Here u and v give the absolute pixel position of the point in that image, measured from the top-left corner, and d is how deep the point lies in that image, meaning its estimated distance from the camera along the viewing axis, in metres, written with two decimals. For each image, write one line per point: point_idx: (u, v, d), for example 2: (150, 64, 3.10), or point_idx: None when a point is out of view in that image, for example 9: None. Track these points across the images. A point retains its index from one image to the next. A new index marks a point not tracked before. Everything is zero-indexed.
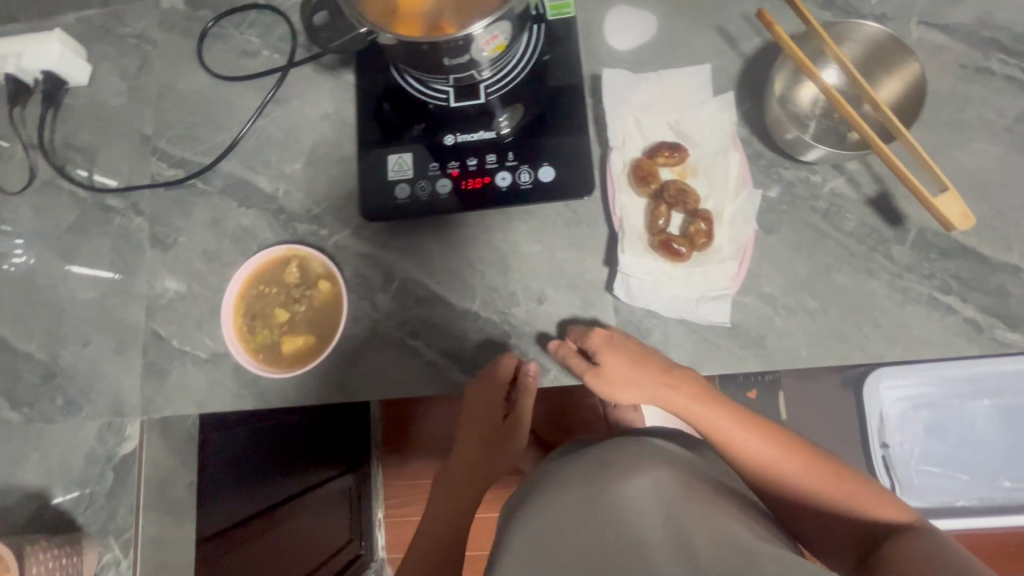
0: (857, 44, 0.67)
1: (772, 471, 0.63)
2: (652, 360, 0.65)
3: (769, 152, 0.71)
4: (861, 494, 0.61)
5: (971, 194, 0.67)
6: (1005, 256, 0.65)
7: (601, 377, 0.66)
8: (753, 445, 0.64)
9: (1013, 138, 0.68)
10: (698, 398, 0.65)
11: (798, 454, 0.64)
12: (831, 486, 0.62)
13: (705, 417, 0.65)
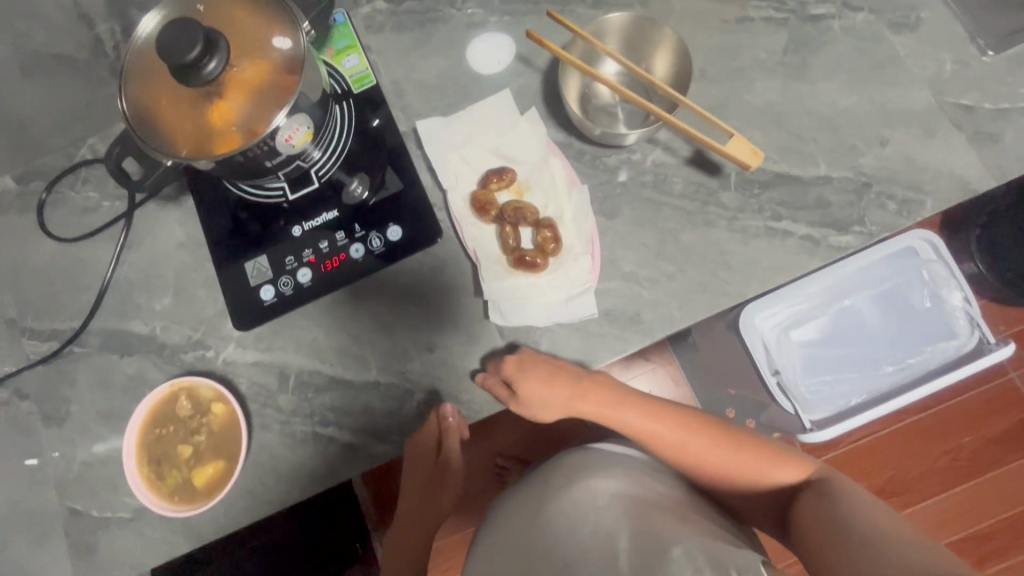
0: (614, 35, 0.77)
1: (695, 452, 0.70)
2: (573, 380, 0.70)
3: (588, 147, 0.76)
4: (772, 457, 0.69)
5: (770, 128, 0.74)
6: (814, 171, 0.72)
7: (525, 407, 0.70)
8: (672, 434, 0.71)
9: (787, 69, 0.75)
10: (617, 404, 0.72)
11: (713, 435, 0.70)
12: (746, 458, 0.69)
13: (626, 420, 0.72)
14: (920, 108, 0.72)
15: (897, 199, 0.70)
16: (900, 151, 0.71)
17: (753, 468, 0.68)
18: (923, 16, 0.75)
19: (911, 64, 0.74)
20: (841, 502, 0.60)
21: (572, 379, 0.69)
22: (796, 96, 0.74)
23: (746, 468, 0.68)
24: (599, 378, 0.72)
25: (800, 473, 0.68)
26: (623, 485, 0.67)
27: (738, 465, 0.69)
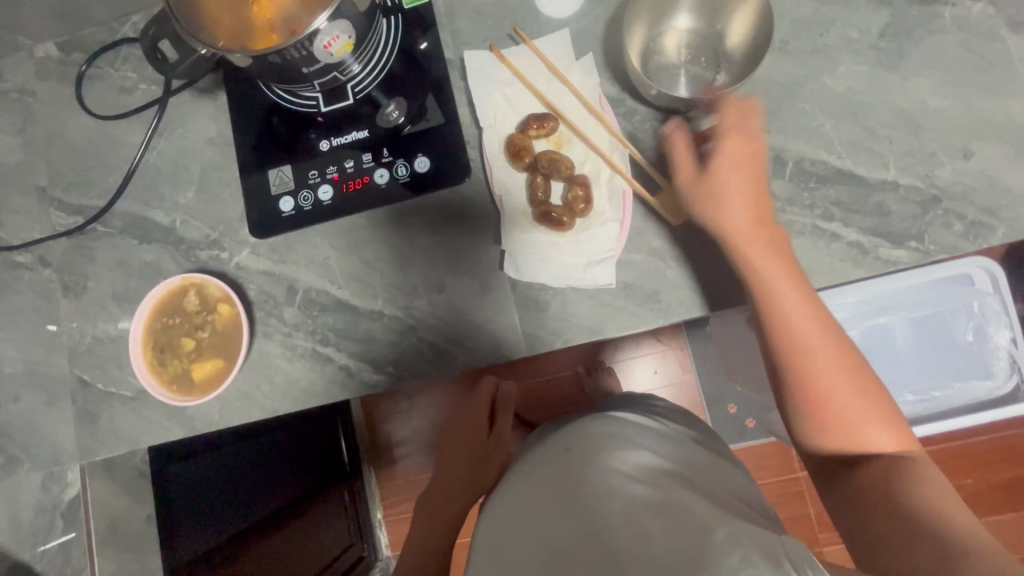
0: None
1: (817, 357, 0.57)
2: (767, 267, 0.59)
3: (641, 108, 0.70)
4: (875, 409, 0.55)
5: (843, 118, 0.67)
6: (882, 175, 0.66)
7: (771, 265, 0.59)
8: (808, 323, 0.58)
9: (878, 55, 0.68)
10: (797, 286, 0.58)
11: (833, 346, 0.58)
12: (846, 392, 0.56)
13: (768, 274, 0.59)
14: (1019, 123, 0.64)
15: (966, 220, 0.64)
16: (983, 167, 0.64)
17: (844, 409, 0.56)
18: None
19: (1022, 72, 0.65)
20: (937, 493, 0.49)
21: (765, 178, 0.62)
22: (882, 87, 0.67)
23: (842, 413, 0.55)
24: (774, 232, 0.61)
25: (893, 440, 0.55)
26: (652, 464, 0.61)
27: (837, 397, 0.56)
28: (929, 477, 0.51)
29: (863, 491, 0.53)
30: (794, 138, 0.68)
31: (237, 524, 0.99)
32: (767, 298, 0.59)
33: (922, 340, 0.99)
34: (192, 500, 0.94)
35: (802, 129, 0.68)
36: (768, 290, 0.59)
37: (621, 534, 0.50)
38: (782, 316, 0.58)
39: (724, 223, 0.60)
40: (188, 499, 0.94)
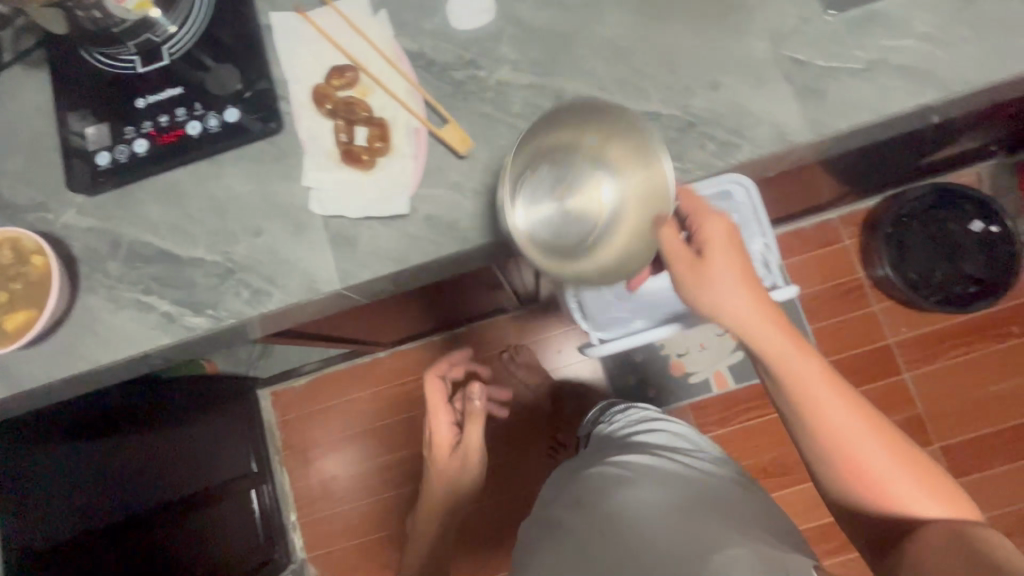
0: None
1: (800, 386, 0.73)
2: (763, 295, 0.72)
3: (439, 60, 0.77)
4: (843, 392, 0.73)
5: (611, 60, 0.76)
6: (646, 106, 0.74)
7: (715, 264, 0.71)
8: (841, 418, 0.72)
9: (639, 6, 0.77)
10: (777, 347, 0.72)
11: (836, 386, 0.74)
12: (876, 451, 0.71)
13: (763, 340, 0.72)
14: (756, 58, 0.74)
15: (717, 140, 0.72)
16: (728, 95, 0.73)
17: (835, 421, 0.72)
18: None
19: (757, 15, 0.75)
20: (942, 536, 0.63)
21: (729, 244, 0.71)
22: (644, 32, 0.76)
23: (841, 422, 0.72)
24: (761, 288, 0.73)
25: (948, 510, 0.68)
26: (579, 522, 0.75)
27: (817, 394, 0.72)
28: (959, 526, 0.63)
29: (822, 454, 0.74)
30: (571, 79, 0.76)
31: (117, 511, 1.10)
32: (767, 351, 0.73)
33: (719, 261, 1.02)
34: (66, 479, 1.02)
35: (577, 72, 0.76)
36: (756, 335, 0.72)
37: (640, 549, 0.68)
38: (794, 381, 0.73)
39: (717, 309, 0.72)
40: (65, 480, 1.02)
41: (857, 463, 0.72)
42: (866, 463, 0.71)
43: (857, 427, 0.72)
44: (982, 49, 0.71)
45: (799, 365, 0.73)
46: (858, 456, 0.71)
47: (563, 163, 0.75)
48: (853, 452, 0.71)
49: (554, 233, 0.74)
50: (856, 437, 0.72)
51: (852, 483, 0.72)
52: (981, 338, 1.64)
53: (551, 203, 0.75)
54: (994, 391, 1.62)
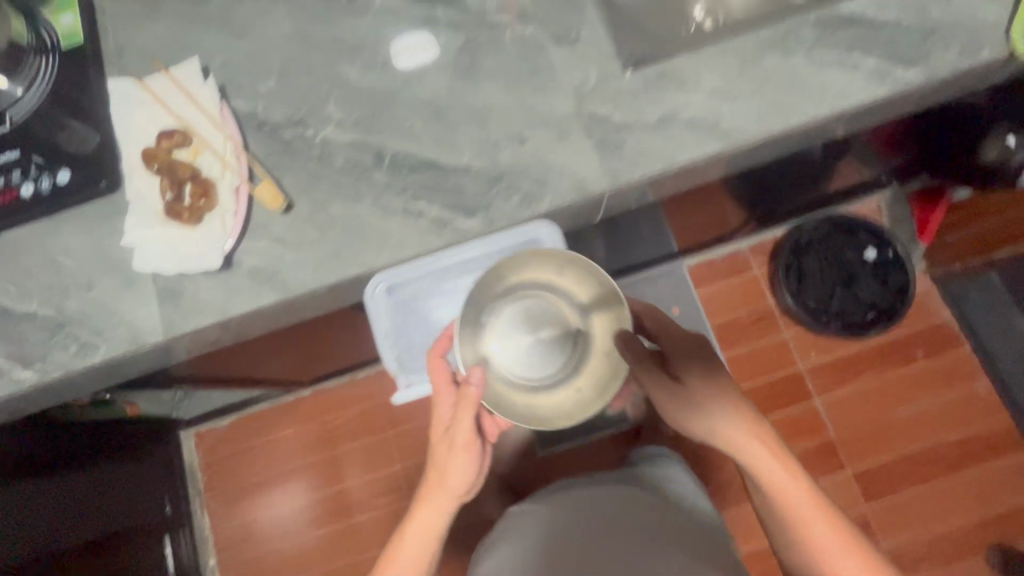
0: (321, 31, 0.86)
1: (769, 480, 0.83)
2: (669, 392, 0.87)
3: (271, 121, 0.82)
4: (776, 477, 0.82)
5: (428, 118, 0.80)
6: (458, 161, 0.79)
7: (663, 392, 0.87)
8: (801, 510, 0.81)
9: (456, 68, 0.82)
10: (712, 429, 0.85)
11: (803, 480, 0.82)
12: (835, 542, 0.79)
13: (763, 466, 0.83)
14: (560, 114, 0.79)
15: (522, 192, 0.77)
16: (534, 149, 0.78)
17: (781, 488, 0.82)
18: (583, 33, 0.82)
19: (562, 75, 0.81)
20: None
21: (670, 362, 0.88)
22: (458, 92, 0.81)
23: (781, 516, 0.82)
24: (764, 424, 0.85)
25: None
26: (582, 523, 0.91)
27: (779, 484, 0.82)
28: None
29: (786, 531, 0.82)
30: (391, 137, 0.80)
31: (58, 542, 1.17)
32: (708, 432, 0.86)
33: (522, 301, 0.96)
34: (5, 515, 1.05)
35: (396, 129, 0.80)
36: (766, 470, 0.83)
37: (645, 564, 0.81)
38: (775, 487, 0.82)
39: (724, 436, 0.84)
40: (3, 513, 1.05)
41: (813, 516, 0.80)
42: (806, 513, 0.81)
43: (806, 513, 0.81)
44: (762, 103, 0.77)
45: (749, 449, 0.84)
46: (815, 553, 0.80)
47: (529, 304, 0.85)
48: (830, 513, 0.81)
49: (555, 319, 0.85)
50: (811, 525, 0.80)
51: (808, 552, 0.80)
52: (887, 359, 1.68)
53: (534, 332, 0.85)
54: (897, 412, 1.65)
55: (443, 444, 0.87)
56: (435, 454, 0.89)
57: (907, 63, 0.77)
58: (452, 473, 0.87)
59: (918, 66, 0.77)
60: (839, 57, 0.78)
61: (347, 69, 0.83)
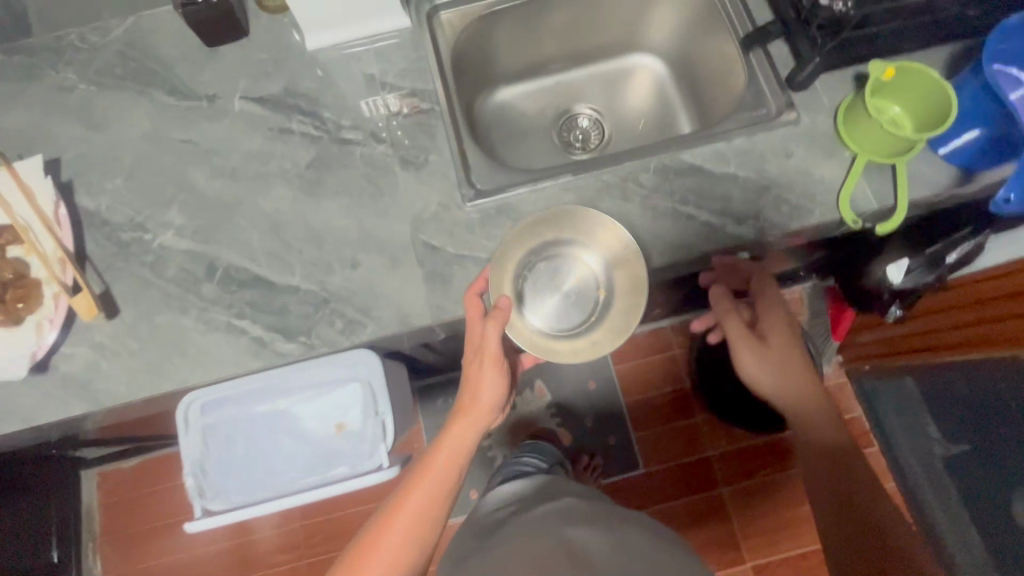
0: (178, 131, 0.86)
1: (804, 422, 0.83)
2: (747, 355, 0.85)
3: (111, 221, 0.82)
4: (812, 408, 0.83)
5: (266, 232, 0.80)
6: (288, 279, 0.78)
7: (738, 346, 0.85)
8: (827, 443, 0.80)
9: (302, 182, 0.82)
10: (774, 351, 0.85)
11: (816, 423, 0.82)
12: (823, 490, 0.76)
13: (806, 403, 0.83)
14: (395, 240, 0.79)
15: (345, 318, 0.76)
16: (364, 274, 0.78)
17: (811, 417, 0.82)
18: (430, 158, 0.83)
19: (404, 199, 0.81)
20: None
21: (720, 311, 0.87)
22: (300, 209, 0.81)
23: (816, 483, 0.78)
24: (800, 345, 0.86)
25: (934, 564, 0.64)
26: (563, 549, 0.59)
27: (807, 415, 0.83)
28: None
29: (813, 478, 0.79)
30: (227, 248, 0.80)
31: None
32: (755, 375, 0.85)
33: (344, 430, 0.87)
34: None
35: (233, 241, 0.80)
36: (805, 414, 0.83)
37: None
38: (806, 424, 0.83)
39: (761, 381, 0.85)
40: None
41: (820, 460, 0.79)
42: (823, 437, 0.81)
43: (834, 450, 0.79)
44: None
45: (751, 374, 0.85)
46: (819, 481, 0.77)
47: (555, 266, 0.82)
48: (823, 435, 0.81)
49: (578, 273, 0.82)
50: (822, 477, 0.77)
51: (839, 512, 0.73)
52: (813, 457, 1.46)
53: (557, 288, 0.83)
54: (808, 510, 1.41)
55: (459, 418, 0.74)
56: (437, 442, 0.73)
57: (739, 219, 0.78)
58: (462, 453, 0.73)
59: (750, 223, 0.78)
60: (674, 207, 0.79)
61: (195, 174, 0.83)
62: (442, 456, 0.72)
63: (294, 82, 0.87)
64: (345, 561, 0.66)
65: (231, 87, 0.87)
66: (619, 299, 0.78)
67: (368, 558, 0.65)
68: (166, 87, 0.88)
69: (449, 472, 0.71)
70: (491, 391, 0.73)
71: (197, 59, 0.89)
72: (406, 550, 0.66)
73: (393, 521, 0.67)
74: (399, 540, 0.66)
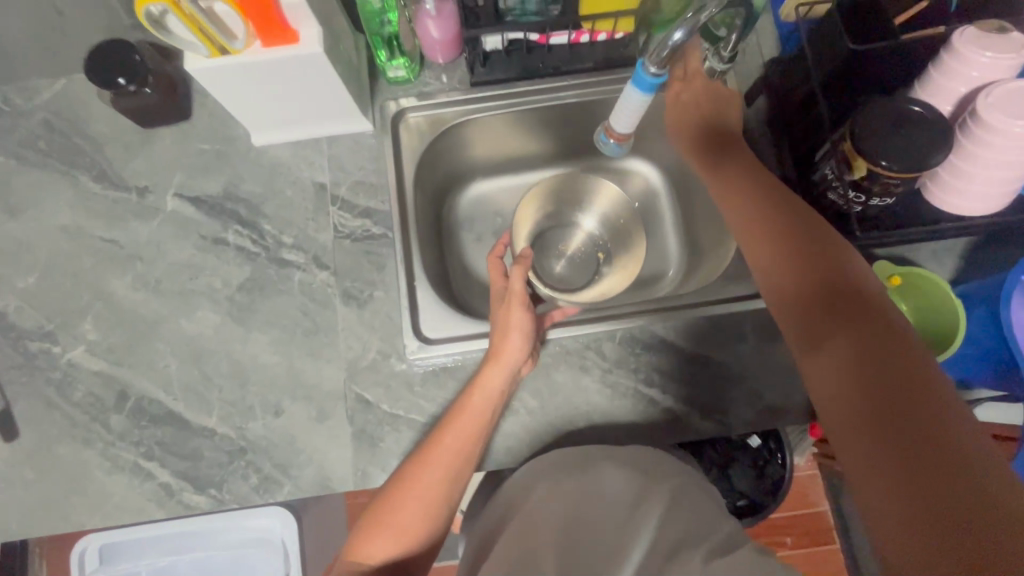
0: (102, 227, 0.77)
1: (842, 299, 0.51)
2: (758, 199, 0.61)
3: (19, 327, 0.74)
4: (837, 267, 0.52)
5: (186, 362, 0.73)
6: (204, 420, 0.71)
7: (735, 203, 0.62)
8: (837, 318, 0.50)
9: (231, 307, 0.74)
10: (770, 205, 0.59)
11: (810, 294, 0.53)
12: (842, 386, 0.47)
13: (796, 239, 0.56)
14: (326, 388, 0.72)
15: (261, 474, 0.70)
16: (287, 425, 0.71)
17: (849, 297, 0.51)
18: (375, 294, 0.74)
19: (341, 340, 0.73)
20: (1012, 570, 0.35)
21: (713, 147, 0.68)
22: (225, 338, 0.73)
23: (836, 379, 0.47)
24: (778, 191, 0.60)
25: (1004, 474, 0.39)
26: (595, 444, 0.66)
27: (836, 293, 0.51)
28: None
29: (843, 385, 0.47)
30: (141, 374, 0.73)
31: None
32: (763, 247, 0.58)
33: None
34: None
35: (148, 367, 0.73)
36: (792, 304, 0.54)
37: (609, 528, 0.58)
38: (809, 266, 0.54)
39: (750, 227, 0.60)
40: None
41: (830, 321, 0.50)
42: (881, 345, 0.47)
43: (884, 347, 0.46)
44: (542, 425, 0.71)
45: (766, 263, 0.57)
46: (834, 390, 0.47)
47: (555, 231, 0.93)
48: (865, 323, 0.48)
49: (579, 240, 0.93)
50: (839, 381, 0.47)
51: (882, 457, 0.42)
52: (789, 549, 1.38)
53: (562, 253, 0.93)
54: None
55: (495, 367, 0.66)
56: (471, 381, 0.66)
57: (705, 411, 0.71)
58: (490, 398, 0.65)
59: (715, 416, 0.71)
60: (636, 386, 0.72)
61: (115, 282, 0.75)
62: (477, 401, 0.65)
63: (234, 182, 0.78)
64: (360, 521, 0.61)
65: (165, 180, 0.78)
66: (621, 250, 0.90)
67: (397, 507, 0.60)
68: (92, 171, 0.78)
69: (479, 419, 0.65)
70: (523, 322, 0.68)
71: (129, 142, 0.79)
72: (433, 497, 0.61)
73: (426, 464, 0.62)
74: (429, 491, 0.61)
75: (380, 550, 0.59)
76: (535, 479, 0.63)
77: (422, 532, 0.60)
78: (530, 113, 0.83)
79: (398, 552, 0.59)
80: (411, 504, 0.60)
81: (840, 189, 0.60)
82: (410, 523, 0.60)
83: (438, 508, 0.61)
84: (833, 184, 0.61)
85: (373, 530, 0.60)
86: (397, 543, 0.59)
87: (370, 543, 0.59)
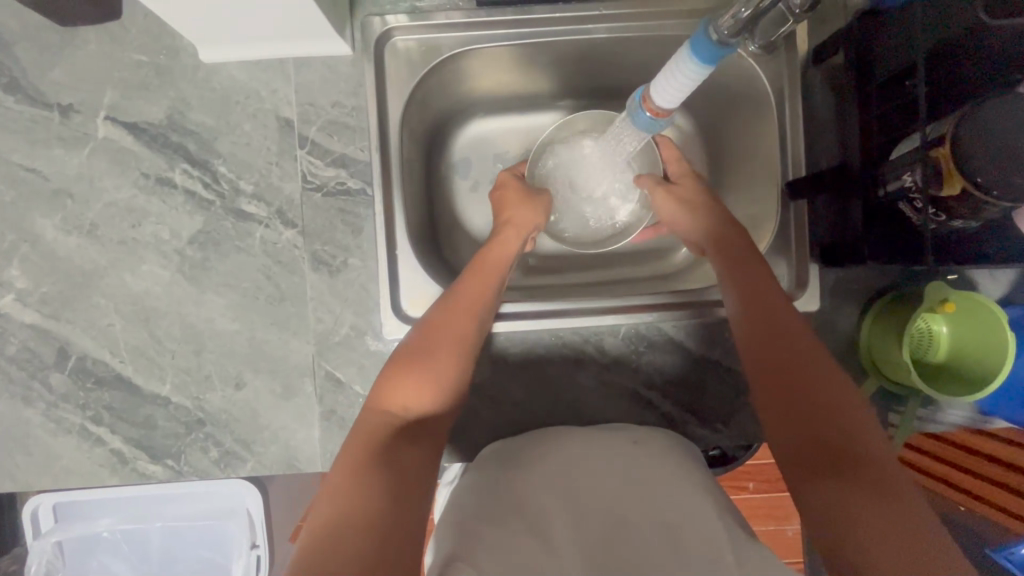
0: (19, 154, 0.64)
1: (825, 412, 0.48)
2: (757, 299, 0.56)
3: None
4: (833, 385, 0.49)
5: (132, 322, 0.64)
6: (156, 387, 0.64)
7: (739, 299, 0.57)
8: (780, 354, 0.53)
9: (182, 263, 0.64)
10: (772, 313, 0.55)
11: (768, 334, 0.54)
12: (787, 422, 0.50)
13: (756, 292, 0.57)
14: (293, 364, 0.64)
15: (222, 448, 0.64)
16: (249, 399, 0.64)
17: (831, 409, 0.48)
18: (350, 262, 0.64)
19: (309, 311, 0.64)
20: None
21: (703, 206, 0.65)
22: (176, 299, 0.64)
23: (794, 418, 0.49)
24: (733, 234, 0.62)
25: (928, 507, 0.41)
26: (623, 432, 0.60)
27: (821, 404, 0.48)
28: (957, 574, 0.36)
29: (843, 495, 0.42)
30: (83, 332, 0.64)
31: None
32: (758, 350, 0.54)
33: (226, 550, 0.84)
34: None
35: (89, 325, 0.64)
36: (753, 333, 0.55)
37: (634, 514, 0.51)
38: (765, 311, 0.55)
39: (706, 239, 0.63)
40: None
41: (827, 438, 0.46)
42: (868, 458, 0.44)
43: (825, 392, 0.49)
44: (530, 417, 0.67)
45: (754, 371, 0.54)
46: (835, 504, 0.42)
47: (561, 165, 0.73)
48: (847, 433, 0.46)
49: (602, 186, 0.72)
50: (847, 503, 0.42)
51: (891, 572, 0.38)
52: None
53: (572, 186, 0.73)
54: None
55: (512, 230, 0.65)
56: (493, 253, 0.63)
57: (704, 419, 0.67)
58: (512, 254, 0.64)
59: (714, 423, 0.67)
60: (634, 387, 0.67)
61: (43, 222, 0.64)
62: (495, 256, 0.63)
63: (180, 108, 0.64)
64: (383, 373, 0.53)
65: (94, 99, 0.64)
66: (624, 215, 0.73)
67: (426, 353, 0.54)
68: (1, 79, 0.63)
69: (497, 269, 0.62)
70: (527, 218, 0.66)
71: (46, 44, 0.64)
72: (458, 341, 0.56)
73: (449, 314, 0.57)
74: (460, 331, 0.56)
75: (410, 396, 0.51)
76: (547, 449, 0.58)
77: (449, 377, 0.54)
78: (549, 48, 0.68)
79: (427, 401, 0.52)
80: (447, 346, 0.55)
81: (916, 201, 0.50)
82: (441, 363, 0.54)
83: (463, 358, 0.55)
84: (909, 195, 0.51)
85: (401, 374, 0.52)
86: (427, 391, 0.52)
87: (394, 390, 0.51)
